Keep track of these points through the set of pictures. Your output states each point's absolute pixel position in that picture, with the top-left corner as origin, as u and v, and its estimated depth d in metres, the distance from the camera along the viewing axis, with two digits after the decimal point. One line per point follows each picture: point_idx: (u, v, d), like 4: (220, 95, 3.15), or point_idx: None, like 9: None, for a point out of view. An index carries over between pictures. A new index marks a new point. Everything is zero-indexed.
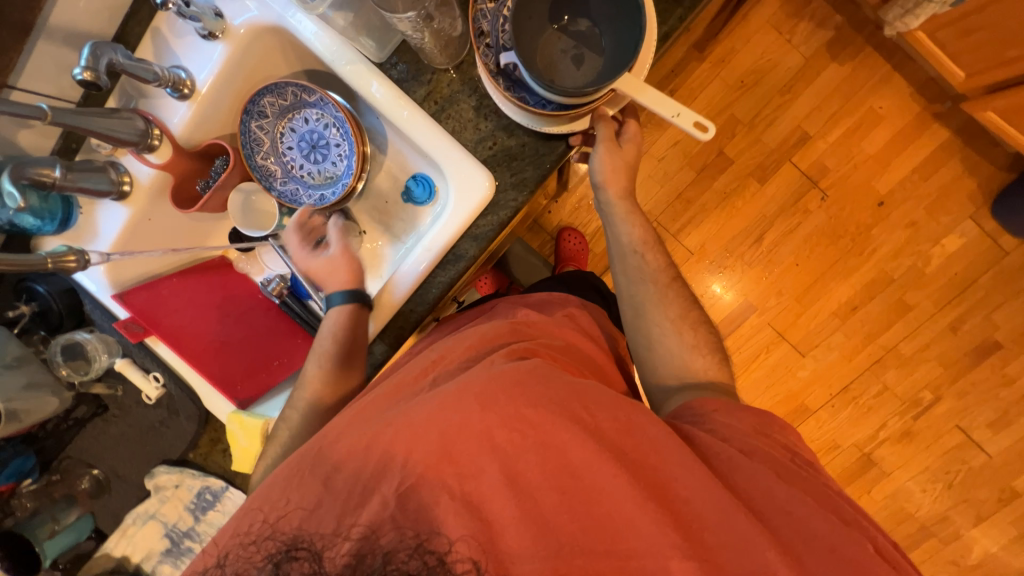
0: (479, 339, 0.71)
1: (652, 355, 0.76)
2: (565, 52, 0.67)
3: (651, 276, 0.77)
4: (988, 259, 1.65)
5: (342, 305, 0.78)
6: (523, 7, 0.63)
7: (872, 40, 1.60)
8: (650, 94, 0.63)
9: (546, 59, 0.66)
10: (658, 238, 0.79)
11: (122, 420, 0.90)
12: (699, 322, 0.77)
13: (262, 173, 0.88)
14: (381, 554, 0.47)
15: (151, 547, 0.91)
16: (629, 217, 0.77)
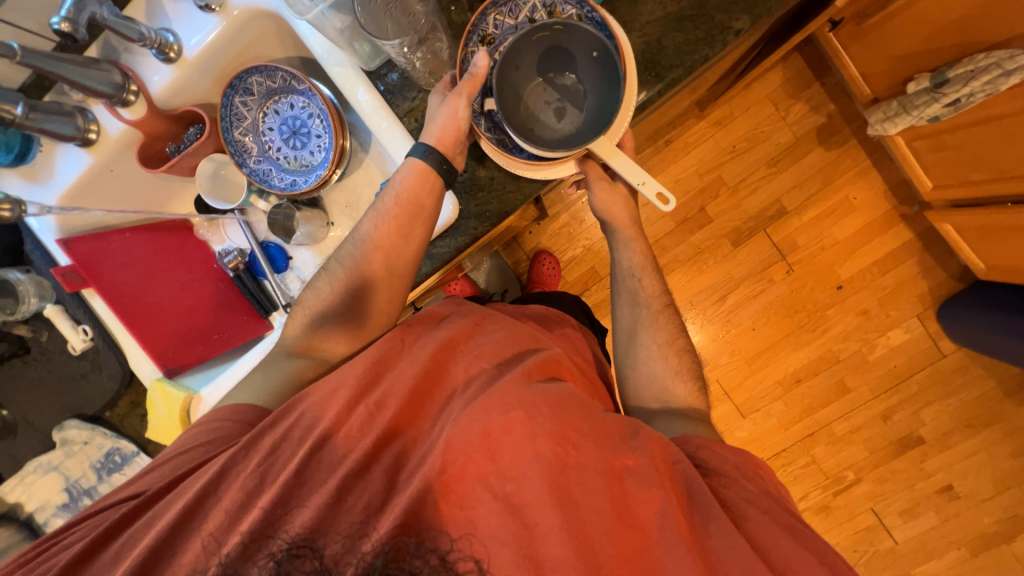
0: (506, 335, 0.74)
1: (638, 378, 0.82)
2: (549, 105, 0.71)
3: (646, 300, 0.85)
4: (926, 358, 1.75)
5: (423, 161, 0.70)
6: (511, 61, 0.67)
7: (859, 133, 1.68)
8: (619, 160, 0.68)
9: (529, 109, 0.71)
10: (656, 263, 0.86)
11: (42, 364, 0.87)
12: (684, 351, 0.82)
13: (236, 148, 0.86)
14: (381, 553, 0.49)
15: (46, 499, 0.90)
16: (632, 244, 0.86)
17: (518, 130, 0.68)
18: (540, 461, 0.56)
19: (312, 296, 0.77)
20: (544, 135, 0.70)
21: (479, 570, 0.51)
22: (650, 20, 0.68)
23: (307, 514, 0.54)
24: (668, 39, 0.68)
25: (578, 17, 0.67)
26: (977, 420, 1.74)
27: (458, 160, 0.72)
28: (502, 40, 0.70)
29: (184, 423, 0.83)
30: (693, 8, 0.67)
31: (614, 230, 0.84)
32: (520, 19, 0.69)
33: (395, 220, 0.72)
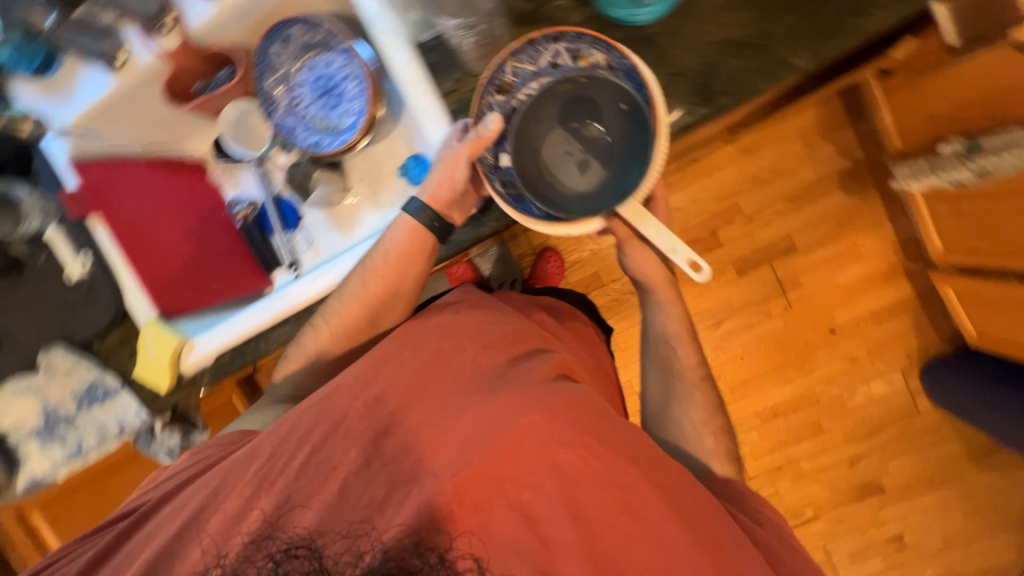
0: (518, 334, 0.74)
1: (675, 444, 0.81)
2: (571, 156, 0.71)
3: (682, 370, 0.84)
4: (902, 412, 1.80)
5: (415, 218, 0.76)
6: (531, 111, 0.69)
7: (880, 183, 1.69)
8: (651, 226, 0.64)
9: (550, 160, 0.72)
10: (693, 331, 0.85)
11: (34, 286, 0.85)
12: (720, 430, 0.81)
13: (266, 98, 0.86)
14: (381, 552, 0.52)
15: (22, 419, 0.91)
16: (675, 311, 0.85)
17: (538, 188, 0.69)
18: (542, 466, 0.58)
19: (299, 347, 0.83)
20: (566, 189, 0.71)
21: (477, 568, 0.54)
22: (708, 42, 0.65)
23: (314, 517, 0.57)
24: (722, 65, 0.66)
25: (605, 62, 0.65)
26: (939, 478, 1.79)
27: (454, 215, 0.77)
28: (522, 87, 0.69)
29: (174, 368, 0.83)
30: (754, 37, 0.64)
31: (652, 291, 0.84)
32: (541, 65, 0.67)
33: (384, 275, 0.78)
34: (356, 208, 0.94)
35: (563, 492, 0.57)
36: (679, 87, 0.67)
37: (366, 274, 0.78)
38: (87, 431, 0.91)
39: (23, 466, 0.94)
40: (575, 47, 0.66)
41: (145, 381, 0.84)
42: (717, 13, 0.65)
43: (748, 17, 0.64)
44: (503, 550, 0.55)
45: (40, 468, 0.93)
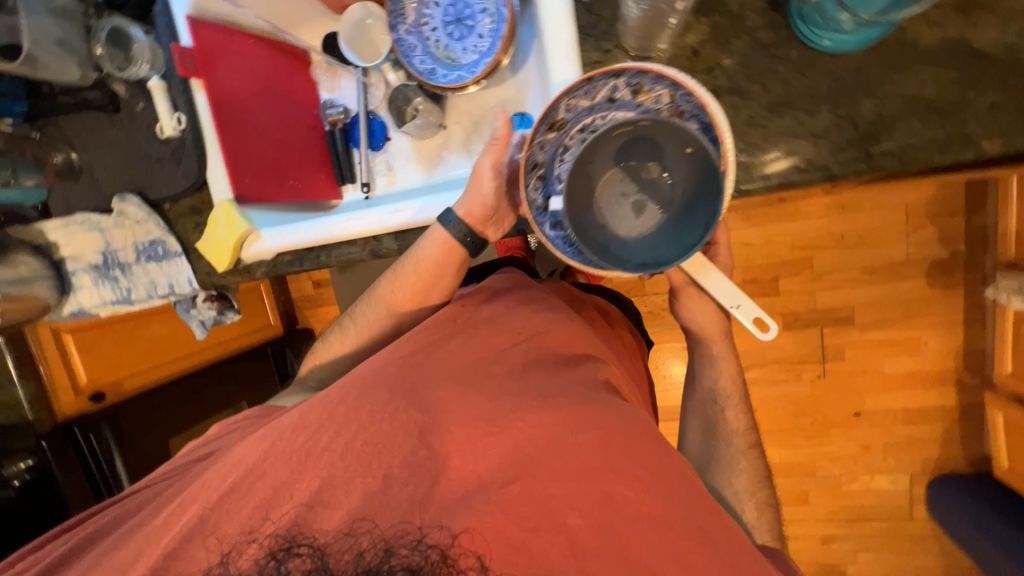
0: (560, 341, 0.72)
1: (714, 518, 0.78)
2: (629, 197, 0.63)
3: (729, 436, 0.83)
4: (894, 512, 1.76)
5: (449, 232, 0.75)
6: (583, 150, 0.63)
7: (969, 285, 1.57)
8: (716, 278, 0.68)
9: (605, 202, 0.63)
10: (744, 392, 0.84)
11: (124, 131, 0.85)
12: (765, 501, 0.77)
13: (396, 9, 0.81)
14: (382, 552, 0.51)
15: (84, 252, 0.94)
16: (727, 371, 0.84)
17: (589, 234, 0.62)
18: (574, 463, 0.58)
19: (343, 328, 0.86)
20: (622, 236, 0.62)
21: (479, 566, 0.52)
22: (897, 93, 0.58)
23: (336, 513, 0.56)
24: (902, 123, 0.59)
25: (669, 96, 0.58)
26: None
27: (489, 229, 0.79)
28: (576, 124, 0.64)
29: (235, 253, 0.83)
30: (951, 103, 0.57)
31: (706, 346, 0.84)
32: (597, 99, 0.62)
33: (410, 284, 0.79)
34: (444, 148, 0.90)
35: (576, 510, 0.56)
36: (842, 133, 0.60)
37: (393, 282, 0.80)
38: (139, 283, 0.93)
39: (72, 293, 0.98)
40: (635, 82, 0.60)
41: (220, 258, 0.85)
42: (921, 64, 0.57)
43: (955, 78, 0.57)
44: (507, 553, 0.53)
45: (88, 301, 0.97)
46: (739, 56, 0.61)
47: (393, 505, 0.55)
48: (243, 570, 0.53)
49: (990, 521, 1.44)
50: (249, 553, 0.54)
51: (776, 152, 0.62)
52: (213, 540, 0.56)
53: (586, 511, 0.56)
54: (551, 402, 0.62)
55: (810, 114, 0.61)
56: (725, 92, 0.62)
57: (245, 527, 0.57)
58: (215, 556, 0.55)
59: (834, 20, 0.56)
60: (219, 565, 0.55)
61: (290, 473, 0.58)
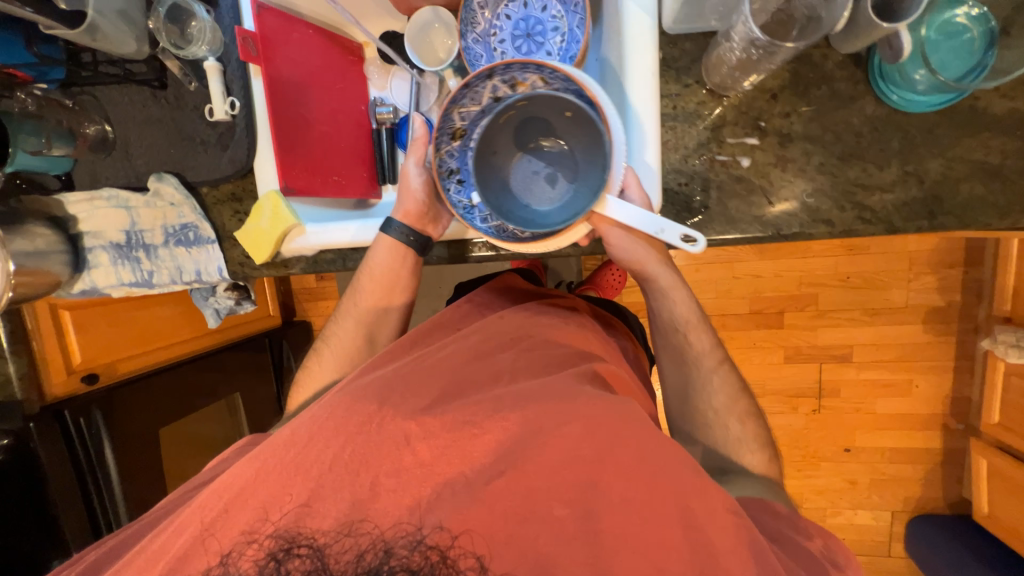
0: (564, 338, 0.75)
1: (709, 452, 0.78)
2: (539, 174, 0.71)
3: (702, 365, 0.79)
4: (872, 546, 1.80)
5: (395, 237, 0.78)
6: (486, 146, 0.67)
7: (963, 334, 1.63)
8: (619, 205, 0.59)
9: (519, 185, 0.70)
10: (704, 317, 0.79)
11: (169, 109, 0.81)
12: (745, 400, 0.79)
13: (466, 17, 0.81)
14: (382, 552, 0.50)
15: (105, 229, 0.88)
16: (680, 295, 0.78)
17: (514, 214, 0.67)
18: (562, 454, 0.56)
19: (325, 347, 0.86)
20: (541, 207, 0.69)
21: (479, 567, 0.50)
22: (964, 157, 0.61)
23: (327, 517, 0.52)
24: (966, 185, 0.61)
25: (541, 80, 0.63)
26: None
27: (428, 227, 0.81)
28: (473, 128, 0.68)
29: (276, 246, 0.80)
30: (1014, 172, 0.60)
31: (656, 280, 0.76)
32: (485, 102, 0.66)
33: (373, 294, 0.83)
34: None
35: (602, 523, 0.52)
36: (908, 189, 0.62)
37: (357, 295, 0.84)
38: (163, 267, 0.89)
39: (87, 271, 0.93)
40: (509, 76, 0.64)
41: (259, 250, 0.82)
42: (989, 131, 0.60)
43: (1019, 148, 0.59)
44: (517, 562, 0.51)
45: (103, 281, 0.92)
46: (818, 105, 0.63)
47: (388, 504, 0.53)
48: (243, 571, 0.50)
49: (969, 563, 1.49)
50: (249, 554, 0.51)
51: (843, 201, 0.64)
52: (211, 543, 0.53)
53: (573, 501, 0.54)
54: (558, 407, 0.59)
55: (879, 168, 0.63)
56: (799, 138, 0.64)
57: (243, 530, 0.53)
58: (212, 558, 0.52)
59: (908, 77, 0.58)
60: (219, 567, 0.51)
61: (278, 488, 0.54)
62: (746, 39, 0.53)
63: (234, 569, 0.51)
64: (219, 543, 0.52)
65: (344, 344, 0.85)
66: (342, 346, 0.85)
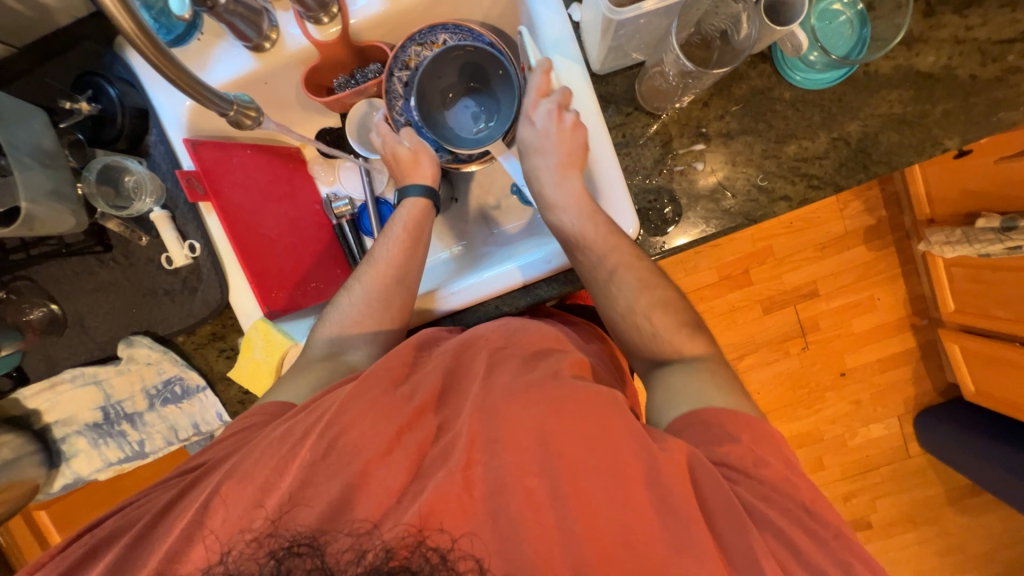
0: (534, 344, 0.66)
1: (612, 324, 0.72)
2: (468, 109, 0.84)
3: (597, 270, 0.69)
4: (893, 455, 1.84)
5: (422, 198, 0.78)
6: (428, 99, 0.79)
7: (899, 242, 1.76)
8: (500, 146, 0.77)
9: (456, 124, 0.84)
10: (597, 211, 0.70)
11: (120, 270, 0.77)
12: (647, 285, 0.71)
13: (391, 94, 0.78)
14: (382, 552, 0.49)
15: (76, 412, 0.80)
16: (563, 195, 0.71)
17: (453, 141, 0.82)
18: (533, 433, 0.54)
19: (336, 314, 0.76)
20: (464, 138, 0.83)
21: (479, 569, 0.49)
22: (875, 114, 0.70)
23: (311, 511, 0.52)
24: (884, 136, 0.70)
25: (449, 41, 0.75)
26: (918, 517, 1.84)
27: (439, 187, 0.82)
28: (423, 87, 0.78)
29: (278, 372, 0.77)
30: (915, 117, 0.69)
31: (543, 194, 0.73)
32: (411, 71, 0.77)
33: (405, 244, 0.76)
34: (462, 226, 0.96)
35: (573, 478, 0.52)
36: (840, 152, 0.70)
37: (386, 245, 0.76)
38: (155, 432, 0.82)
39: (65, 464, 0.83)
40: (425, 42, 0.75)
41: (257, 386, 0.78)
42: (886, 88, 0.69)
43: (912, 96, 0.69)
44: (506, 542, 0.50)
45: (86, 468, 0.83)
46: (742, 101, 0.71)
47: (365, 498, 0.52)
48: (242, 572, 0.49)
49: (984, 442, 1.58)
50: (250, 551, 0.50)
51: (792, 176, 0.71)
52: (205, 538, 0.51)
53: (540, 470, 0.53)
54: (534, 390, 0.57)
55: (811, 141, 0.71)
56: (738, 134, 0.71)
57: (231, 536, 0.51)
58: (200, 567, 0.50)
59: (806, 58, 0.69)
60: (219, 566, 0.50)
61: (265, 488, 0.53)
62: (680, 72, 0.62)
63: (233, 568, 0.50)
64: (208, 547, 0.51)
65: (375, 289, 0.74)
66: (375, 294, 0.74)
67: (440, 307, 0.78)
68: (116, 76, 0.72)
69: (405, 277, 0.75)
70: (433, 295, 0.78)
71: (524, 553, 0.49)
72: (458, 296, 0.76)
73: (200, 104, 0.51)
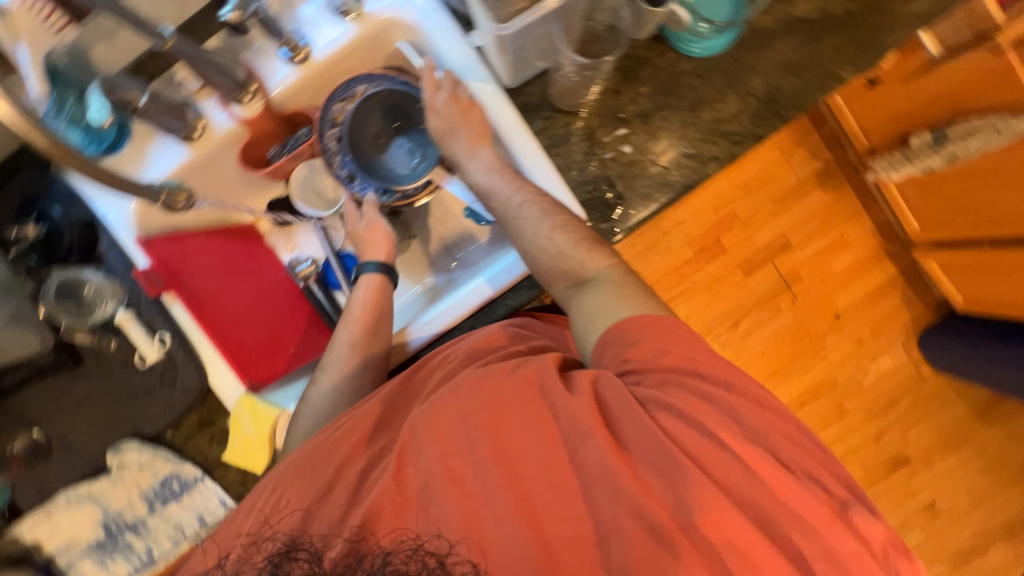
0: (483, 342, 0.69)
1: (530, 259, 0.71)
2: (403, 146, 0.87)
3: (512, 208, 0.71)
4: (910, 384, 1.84)
5: (377, 274, 0.79)
6: (362, 148, 0.84)
7: (851, 179, 1.83)
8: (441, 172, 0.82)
9: (395, 163, 0.87)
10: (506, 170, 0.73)
11: (95, 380, 0.77)
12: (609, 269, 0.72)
13: (327, 153, 0.81)
14: (382, 554, 0.47)
15: (76, 535, 0.78)
16: (474, 164, 0.74)
17: (396, 180, 0.86)
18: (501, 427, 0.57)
19: (316, 384, 0.77)
20: (405, 174, 0.86)
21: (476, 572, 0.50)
22: (772, 65, 0.74)
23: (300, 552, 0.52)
24: (786, 82, 0.74)
25: (367, 91, 0.79)
26: (953, 440, 1.82)
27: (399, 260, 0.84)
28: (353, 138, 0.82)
29: (271, 444, 0.77)
30: (808, 59, 0.74)
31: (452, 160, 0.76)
32: (338, 127, 0.80)
33: (365, 325, 0.76)
34: (426, 257, 0.98)
35: None
36: (751, 105, 0.74)
37: (346, 329, 0.75)
38: (160, 535, 0.79)
39: None
40: (345, 96, 0.79)
41: (254, 464, 0.77)
42: (774, 41, 0.74)
43: (800, 41, 0.74)
44: (504, 542, 0.52)
45: None
46: (652, 82, 0.75)
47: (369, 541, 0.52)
48: None
49: (986, 348, 1.59)
50: None
51: (714, 137, 0.75)
52: None
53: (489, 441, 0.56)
54: (455, 379, 0.62)
55: (722, 102, 0.75)
56: (654, 111, 0.75)
57: None
58: None
59: (696, 31, 0.73)
60: None
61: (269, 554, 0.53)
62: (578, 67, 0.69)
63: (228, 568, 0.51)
64: None
65: (345, 366, 0.75)
66: (345, 362, 0.75)
67: (415, 340, 0.79)
68: (58, 195, 0.76)
69: (369, 351, 0.76)
70: (406, 329, 0.80)
71: (521, 536, 0.52)
72: (429, 326, 0.78)
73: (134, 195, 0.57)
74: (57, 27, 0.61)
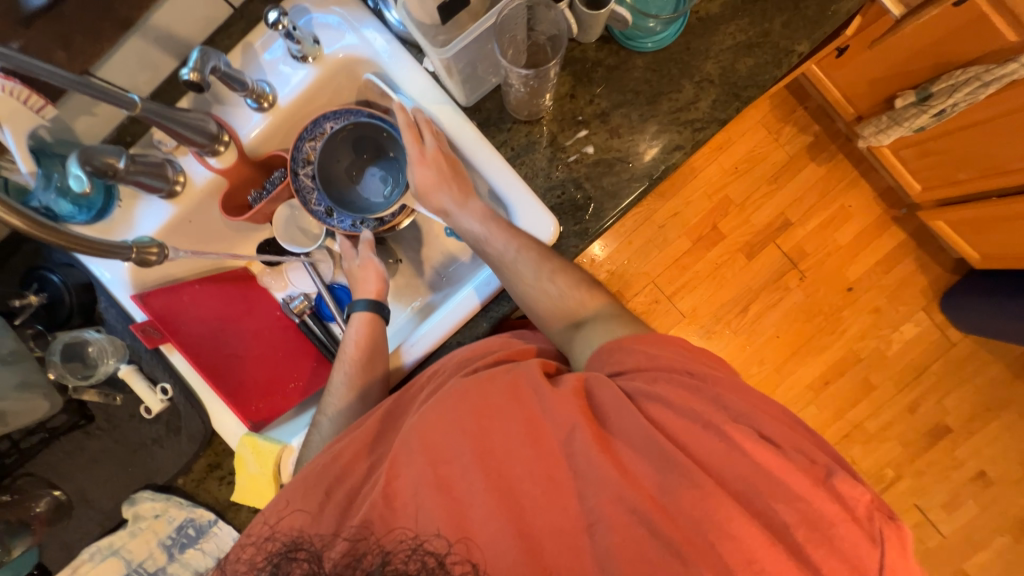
0: (474, 351, 0.70)
1: (524, 298, 0.72)
2: (376, 176, 0.89)
3: (504, 257, 0.71)
4: (938, 349, 1.76)
5: (367, 312, 0.80)
6: (336, 182, 0.86)
7: (844, 148, 1.79)
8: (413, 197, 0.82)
9: (370, 193, 0.89)
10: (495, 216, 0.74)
11: (107, 436, 0.80)
12: (589, 283, 0.75)
13: (302, 190, 0.84)
14: (381, 553, 0.51)
15: None
16: (463, 213, 0.74)
17: (371, 209, 0.88)
18: (494, 426, 0.57)
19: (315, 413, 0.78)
20: (380, 202, 0.88)
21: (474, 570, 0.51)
22: (724, 49, 0.75)
23: None
24: (740, 64, 0.74)
25: (334, 127, 0.83)
26: (994, 403, 1.73)
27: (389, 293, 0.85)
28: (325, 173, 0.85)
29: (277, 479, 0.76)
30: (759, 38, 0.74)
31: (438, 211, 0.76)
32: (310, 164, 0.84)
33: (359, 363, 0.77)
34: (414, 277, 0.99)
35: None
36: (709, 91, 0.75)
37: (343, 369, 0.77)
38: None
39: None
40: (314, 135, 0.82)
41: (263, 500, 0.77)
42: (723, 24, 0.74)
43: (749, 22, 0.74)
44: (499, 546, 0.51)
45: None
46: (606, 82, 0.76)
47: None
48: None
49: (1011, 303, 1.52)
50: None
51: (675, 127, 0.75)
52: None
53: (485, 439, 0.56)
54: (446, 388, 0.62)
55: (679, 92, 0.75)
56: (612, 110, 0.76)
57: None
58: None
59: (645, 27, 0.73)
60: None
61: None
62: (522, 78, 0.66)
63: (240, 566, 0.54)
64: None
65: (343, 391, 0.77)
66: (344, 389, 0.77)
67: (408, 360, 0.80)
68: (57, 263, 0.80)
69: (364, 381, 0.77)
70: (399, 350, 0.81)
71: (516, 543, 0.51)
72: (419, 345, 0.79)
73: (104, 256, 0.57)
74: (37, 106, 0.64)
